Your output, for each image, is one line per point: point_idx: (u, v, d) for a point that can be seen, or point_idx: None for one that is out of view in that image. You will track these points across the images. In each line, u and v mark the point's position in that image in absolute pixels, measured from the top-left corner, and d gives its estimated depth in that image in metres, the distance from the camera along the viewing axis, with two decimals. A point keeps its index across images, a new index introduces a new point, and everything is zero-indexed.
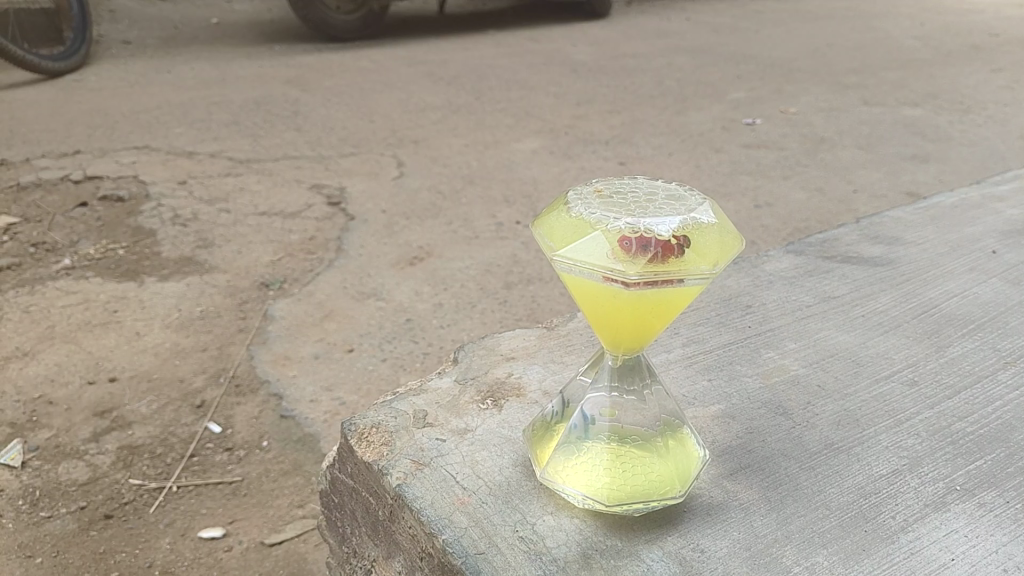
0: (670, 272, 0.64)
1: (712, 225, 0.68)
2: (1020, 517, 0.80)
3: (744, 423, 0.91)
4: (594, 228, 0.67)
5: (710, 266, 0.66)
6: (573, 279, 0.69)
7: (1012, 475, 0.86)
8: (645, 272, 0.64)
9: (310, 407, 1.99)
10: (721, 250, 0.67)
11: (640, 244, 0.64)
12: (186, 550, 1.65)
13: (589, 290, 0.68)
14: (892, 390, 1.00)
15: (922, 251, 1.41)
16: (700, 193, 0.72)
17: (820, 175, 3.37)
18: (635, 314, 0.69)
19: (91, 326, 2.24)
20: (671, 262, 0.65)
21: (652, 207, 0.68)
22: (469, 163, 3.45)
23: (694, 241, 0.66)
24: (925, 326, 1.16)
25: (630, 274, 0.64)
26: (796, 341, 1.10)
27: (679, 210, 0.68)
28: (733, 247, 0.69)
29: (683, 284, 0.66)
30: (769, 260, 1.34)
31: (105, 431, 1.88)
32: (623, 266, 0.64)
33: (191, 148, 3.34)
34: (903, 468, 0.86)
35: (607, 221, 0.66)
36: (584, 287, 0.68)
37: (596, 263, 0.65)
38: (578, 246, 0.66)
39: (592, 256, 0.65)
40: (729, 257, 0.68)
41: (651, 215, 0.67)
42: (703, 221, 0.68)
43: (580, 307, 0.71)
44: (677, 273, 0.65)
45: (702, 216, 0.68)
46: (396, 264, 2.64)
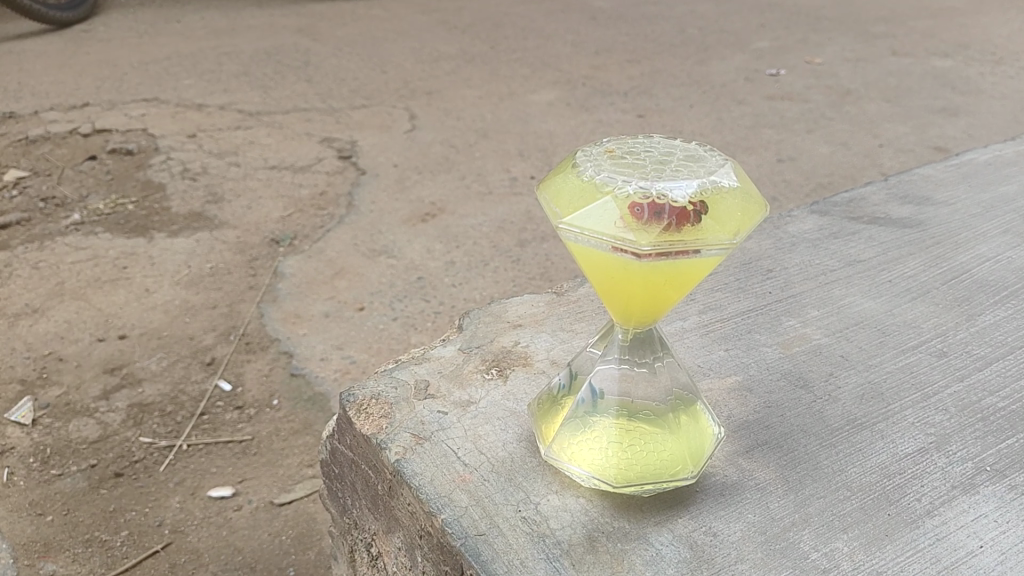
0: (685, 242, 0.59)
1: (733, 189, 0.63)
2: None
3: (762, 396, 0.87)
4: (604, 193, 0.61)
5: (729, 235, 0.61)
6: (580, 248, 0.64)
7: None
8: (658, 244, 0.59)
9: (321, 365, 1.97)
10: (742, 216, 0.62)
11: (654, 214, 0.59)
12: (195, 510, 1.64)
13: (598, 263, 0.64)
14: (920, 361, 0.94)
15: (952, 211, 1.34)
16: (721, 153, 0.66)
17: (845, 129, 3.26)
18: (647, 286, 0.64)
19: (100, 282, 2.22)
20: (690, 236, 0.60)
21: (667, 169, 0.63)
22: (484, 115, 3.37)
23: (713, 209, 0.61)
24: (955, 292, 1.10)
25: (643, 246, 0.59)
26: (819, 308, 1.04)
27: (697, 172, 0.62)
28: (755, 213, 0.63)
29: (699, 257, 0.61)
30: (792, 220, 1.29)
31: (115, 388, 1.87)
32: (634, 236, 0.59)
33: (200, 100, 3.28)
34: (930, 447, 0.81)
35: (617, 184, 0.61)
36: (593, 260, 0.63)
37: (605, 232, 0.60)
38: (586, 215, 0.61)
39: (601, 225, 0.60)
40: (750, 223, 0.62)
41: (666, 177, 0.61)
42: (722, 185, 0.62)
43: (588, 278, 0.67)
44: (693, 243, 0.60)
45: (722, 178, 0.62)
46: (409, 220, 2.60)
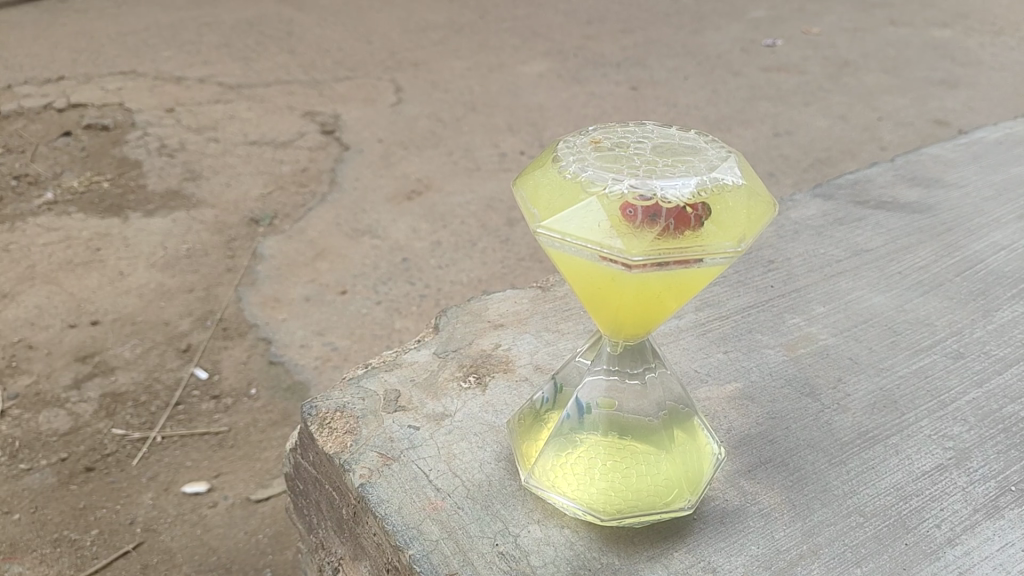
0: (685, 250, 0.51)
1: (739, 188, 0.54)
2: None
3: (764, 406, 0.80)
4: (589, 193, 0.53)
5: (734, 242, 0.53)
6: (563, 256, 0.55)
7: None
8: (652, 253, 0.51)
9: (300, 352, 1.89)
10: (748, 219, 0.54)
11: (649, 219, 0.51)
12: (169, 507, 1.55)
13: (584, 273, 0.56)
14: (934, 364, 0.87)
15: (965, 195, 1.26)
16: (724, 144, 0.58)
17: (843, 102, 3.17)
18: (638, 299, 0.56)
19: (73, 265, 2.13)
20: (692, 247, 0.52)
21: (662, 164, 0.54)
22: (472, 88, 3.27)
23: (717, 213, 0.53)
24: (970, 285, 1.02)
25: (636, 256, 0.51)
26: (825, 304, 0.97)
27: (697, 167, 0.54)
28: (763, 213, 0.55)
29: (700, 267, 0.53)
30: (795, 205, 1.21)
31: (87, 377, 1.79)
32: (624, 244, 0.51)
33: (179, 73, 3.16)
34: (948, 463, 0.74)
35: (606, 182, 0.53)
36: (578, 269, 0.55)
37: (588, 239, 0.52)
38: (569, 219, 0.53)
39: (586, 231, 0.52)
40: (758, 226, 0.54)
41: (660, 174, 0.53)
42: (726, 183, 0.54)
43: (571, 287, 0.59)
44: (694, 251, 0.52)
45: (725, 174, 0.54)
46: (393, 198, 2.51)
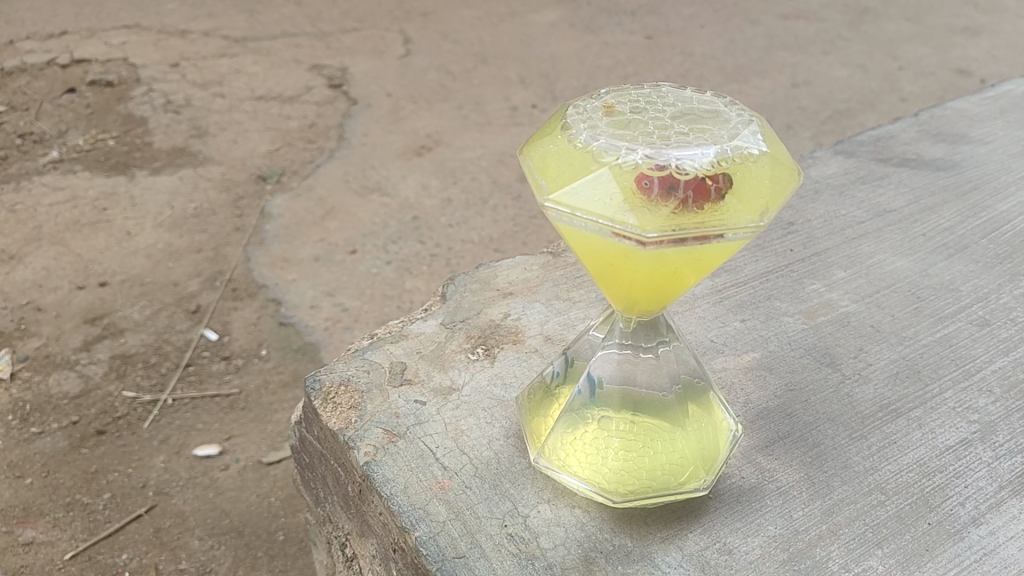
0: (704, 226, 0.48)
1: (762, 158, 0.51)
2: None
3: (782, 378, 0.77)
4: (601, 164, 0.50)
5: (757, 216, 0.49)
6: (572, 230, 0.52)
7: None
8: (668, 230, 0.48)
9: (310, 314, 1.88)
10: (772, 190, 0.51)
11: (666, 193, 0.48)
12: (181, 469, 1.54)
13: (595, 248, 0.53)
14: (959, 332, 0.84)
15: (991, 151, 1.22)
16: (747, 109, 0.54)
17: (864, 50, 3.07)
18: (651, 274, 0.53)
19: (80, 225, 2.11)
20: (711, 224, 0.48)
21: (681, 132, 0.51)
22: (482, 38, 3.19)
23: (739, 187, 0.49)
24: (997, 248, 0.99)
25: (649, 234, 0.48)
26: (846, 269, 0.93)
27: (719, 135, 0.50)
28: (787, 183, 0.52)
29: (719, 244, 0.50)
30: (815, 163, 1.17)
31: (97, 339, 1.78)
32: (638, 219, 0.48)
33: (183, 27, 3.10)
34: (973, 438, 0.71)
35: (619, 152, 0.50)
36: (587, 244, 0.53)
37: (600, 215, 0.49)
38: (579, 194, 0.50)
39: (597, 205, 0.49)
40: (782, 197, 0.51)
41: (678, 143, 0.49)
42: (750, 153, 0.50)
43: (580, 263, 0.56)
44: (713, 227, 0.48)
45: (748, 142, 0.51)
46: (402, 154, 2.46)
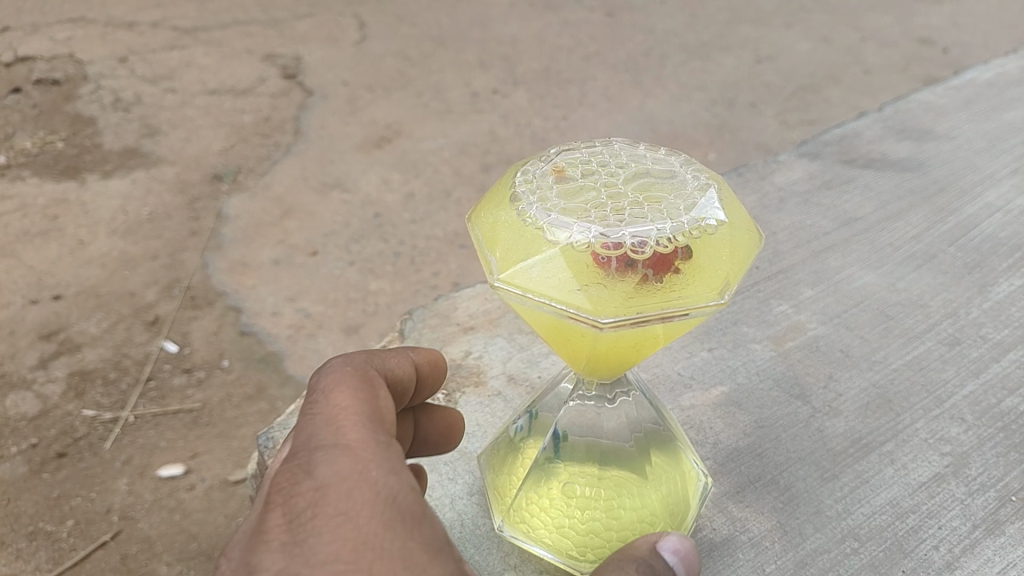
0: (661, 308, 0.45)
1: (722, 227, 0.48)
2: None
3: (753, 413, 0.75)
4: (552, 241, 0.47)
5: (717, 293, 0.46)
6: (524, 307, 0.49)
7: None
8: (624, 313, 0.45)
9: (272, 321, 1.83)
10: (731, 262, 0.48)
11: (624, 270, 0.45)
12: (145, 492, 1.49)
13: (546, 322, 0.50)
14: (929, 353, 0.83)
15: (956, 146, 1.22)
16: (702, 172, 0.52)
17: (826, 21, 3.05)
18: (609, 347, 0.51)
19: (30, 236, 2.04)
20: (672, 304, 0.45)
21: (635, 203, 0.48)
22: (440, 20, 3.12)
23: (698, 263, 0.47)
24: (965, 256, 0.97)
25: (605, 319, 0.45)
26: (813, 287, 0.92)
27: (675, 205, 0.48)
28: (747, 250, 0.49)
29: (678, 322, 0.48)
30: (779, 167, 1.16)
31: (52, 356, 1.72)
32: (591, 302, 0.45)
33: (131, 18, 3.00)
34: (945, 473, 0.70)
35: (569, 229, 0.46)
36: (539, 319, 0.50)
37: (551, 299, 0.46)
38: (530, 275, 0.47)
39: (549, 286, 0.46)
40: (742, 269, 0.48)
41: (632, 218, 0.46)
42: (708, 223, 0.47)
43: (533, 332, 0.53)
44: (672, 308, 0.45)
45: (706, 211, 0.48)
46: (362, 146, 2.40)
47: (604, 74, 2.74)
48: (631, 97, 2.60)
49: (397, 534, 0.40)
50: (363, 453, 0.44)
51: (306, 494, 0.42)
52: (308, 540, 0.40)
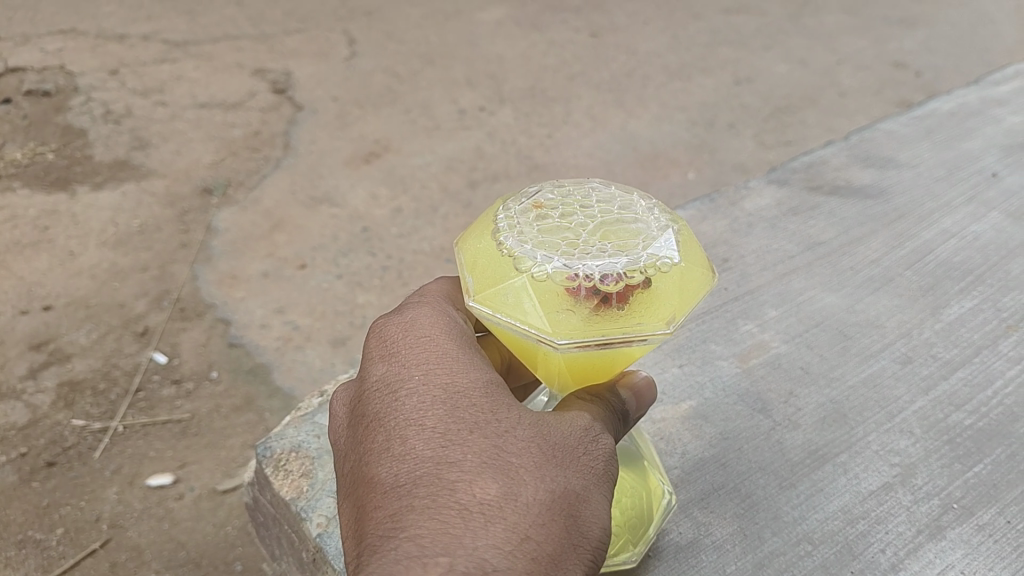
0: (613, 332, 0.52)
1: (677, 265, 0.54)
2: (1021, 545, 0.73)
3: (717, 427, 0.84)
4: (520, 269, 0.53)
5: (664, 323, 0.53)
6: (495, 325, 0.56)
7: (1014, 484, 0.79)
8: (579, 337, 0.52)
9: (261, 334, 1.87)
10: (681, 299, 0.54)
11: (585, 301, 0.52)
12: (135, 501, 1.52)
13: (513, 337, 0.57)
14: (883, 371, 0.90)
15: (915, 176, 1.29)
16: (668, 214, 0.58)
17: (803, 44, 3.14)
18: (567, 366, 0.58)
19: (21, 246, 2.07)
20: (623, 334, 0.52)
21: (597, 241, 0.54)
22: (427, 38, 3.18)
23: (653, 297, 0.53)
24: (921, 279, 1.05)
25: (561, 341, 0.52)
26: (776, 307, 0.99)
27: (633, 244, 0.53)
28: (699, 288, 0.55)
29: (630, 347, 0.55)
30: (750, 194, 1.23)
31: (42, 366, 1.76)
32: (550, 325, 0.52)
33: (122, 30, 3.04)
34: (894, 482, 0.78)
35: (536, 261, 0.53)
36: (506, 335, 0.57)
37: (515, 323, 0.52)
38: (499, 295, 0.53)
39: (515, 308, 0.53)
40: (690, 305, 0.54)
41: (593, 254, 0.52)
42: (664, 262, 0.53)
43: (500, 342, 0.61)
44: (623, 334, 0.52)
45: (661, 251, 0.53)
46: (350, 162, 2.45)
47: (588, 93, 2.81)
48: (613, 116, 2.68)
49: (465, 357, 0.60)
50: (434, 312, 0.63)
51: (399, 337, 0.61)
52: (400, 359, 0.59)
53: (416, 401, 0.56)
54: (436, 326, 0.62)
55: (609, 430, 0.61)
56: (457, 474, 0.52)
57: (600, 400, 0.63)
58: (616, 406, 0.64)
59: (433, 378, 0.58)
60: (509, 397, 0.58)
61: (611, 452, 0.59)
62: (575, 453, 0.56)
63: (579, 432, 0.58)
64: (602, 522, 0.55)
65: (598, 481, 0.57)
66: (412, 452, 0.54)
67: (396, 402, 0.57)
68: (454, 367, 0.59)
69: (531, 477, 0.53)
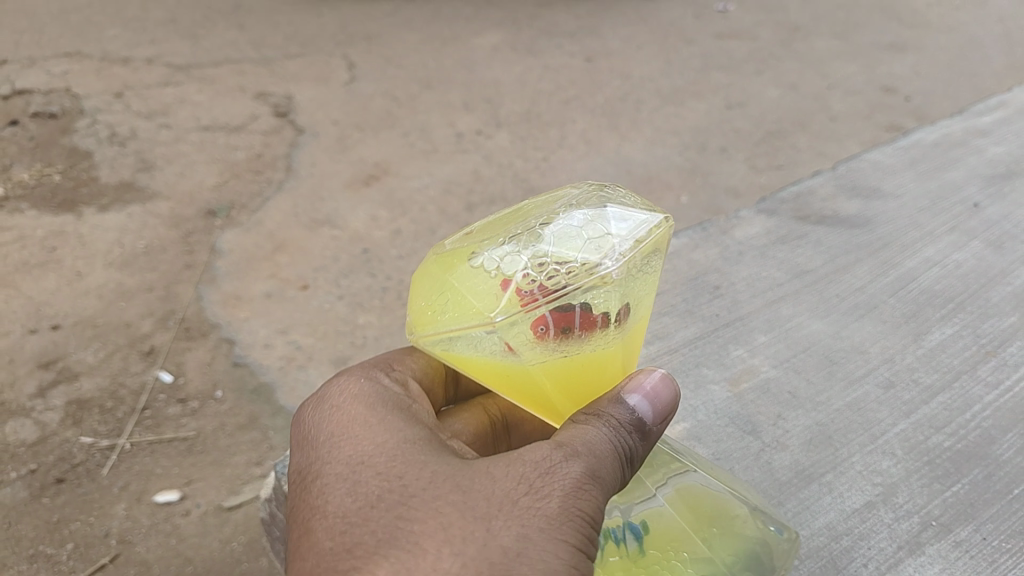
0: (541, 292, 0.67)
1: (575, 231, 0.70)
2: (994, 559, 0.87)
3: (714, 447, 1.01)
4: (455, 295, 0.70)
5: (581, 267, 0.67)
6: (470, 355, 0.71)
7: (987, 504, 0.93)
8: (513, 308, 0.66)
9: (264, 353, 1.90)
10: (586, 246, 0.69)
11: (543, 324, 0.67)
12: (142, 517, 1.56)
13: (501, 372, 0.71)
14: (867, 396, 1.07)
15: (899, 206, 1.45)
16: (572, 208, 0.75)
17: (794, 69, 3.21)
18: (551, 375, 0.70)
19: (29, 266, 2.12)
20: (580, 324, 0.68)
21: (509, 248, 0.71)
22: (426, 62, 3.25)
23: (593, 287, 0.67)
24: (906, 306, 1.22)
25: (495, 315, 0.66)
26: (766, 332, 1.18)
27: (533, 237, 0.71)
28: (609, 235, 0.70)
29: (589, 338, 0.69)
30: (740, 224, 1.44)
31: (51, 385, 1.80)
32: (488, 310, 0.67)
33: (126, 53, 3.10)
34: (876, 501, 0.94)
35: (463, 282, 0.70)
36: (492, 370, 0.71)
37: (467, 328, 0.68)
38: (442, 319, 0.70)
39: (462, 317, 0.69)
40: (603, 244, 0.69)
41: (506, 257, 0.70)
42: (560, 234, 0.70)
43: (488, 386, 0.74)
44: (547, 291, 0.66)
45: (558, 228, 0.71)
46: (351, 184, 2.51)
47: (583, 117, 2.87)
48: (608, 140, 2.74)
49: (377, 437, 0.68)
50: (358, 401, 0.73)
51: (323, 432, 0.71)
52: (320, 451, 0.70)
53: (331, 490, 0.65)
54: (348, 406, 0.72)
55: (576, 461, 0.64)
56: (356, 557, 0.60)
57: (591, 427, 0.67)
58: (627, 418, 0.68)
59: (348, 456, 0.67)
60: (421, 466, 0.65)
61: (564, 485, 0.63)
62: (500, 505, 0.61)
63: (510, 483, 0.62)
64: (546, 566, 0.58)
65: (542, 524, 0.60)
66: (326, 527, 0.63)
67: (317, 493, 0.66)
68: (364, 442, 0.68)
69: (432, 545, 0.58)
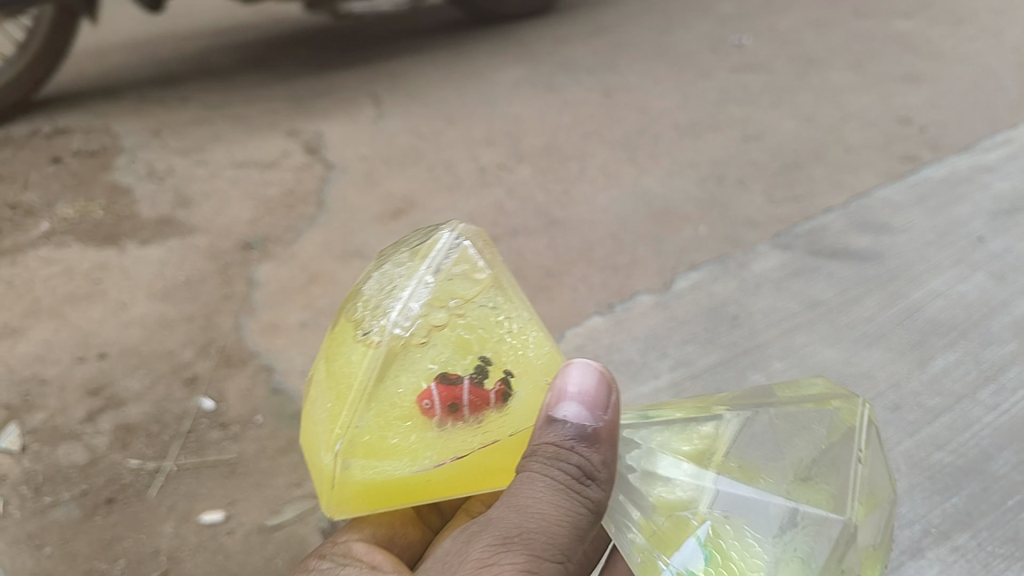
0: (374, 382, 0.81)
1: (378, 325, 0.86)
2: (984, 559, 1.22)
3: None
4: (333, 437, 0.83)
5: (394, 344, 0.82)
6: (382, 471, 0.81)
7: (982, 512, 1.29)
8: (363, 409, 0.80)
9: (300, 380, 2.00)
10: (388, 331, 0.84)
11: (424, 398, 0.82)
12: (190, 535, 1.65)
13: (456, 476, 0.82)
14: (875, 417, 1.46)
15: (904, 240, 1.84)
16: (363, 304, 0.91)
17: (809, 101, 3.30)
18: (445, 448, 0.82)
19: (75, 297, 2.23)
20: (465, 395, 0.82)
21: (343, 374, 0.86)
22: (449, 99, 3.37)
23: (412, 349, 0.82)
24: (914, 336, 1.61)
25: (357, 424, 0.80)
26: (782, 359, 1.58)
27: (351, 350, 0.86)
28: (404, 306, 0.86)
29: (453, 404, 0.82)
30: (758, 258, 1.84)
31: (99, 410, 1.90)
32: (352, 424, 0.81)
33: (163, 94, 3.26)
34: (883, 510, 1.31)
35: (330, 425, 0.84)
36: (456, 480, 0.83)
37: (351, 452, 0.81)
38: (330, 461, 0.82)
39: (343, 440, 0.81)
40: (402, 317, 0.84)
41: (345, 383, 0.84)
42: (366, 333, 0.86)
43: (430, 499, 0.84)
44: (378, 381, 0.81)
45: (365, 333, 0.86)
46: (380, 218, 2.61)
47: (602, 151, 2.98)
48: (627, 173, 2.84)
49: None
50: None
51: None
52: None
53: None
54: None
55: (491, 536, 0.74)
56: None
57: (525, 479, 0.77)
58: (568, 434, 0.78)
59: None
60: None
61: (481, 557, 0.73)
62: None
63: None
64: None
65: None
66: None
67: None
68: None
69: None
